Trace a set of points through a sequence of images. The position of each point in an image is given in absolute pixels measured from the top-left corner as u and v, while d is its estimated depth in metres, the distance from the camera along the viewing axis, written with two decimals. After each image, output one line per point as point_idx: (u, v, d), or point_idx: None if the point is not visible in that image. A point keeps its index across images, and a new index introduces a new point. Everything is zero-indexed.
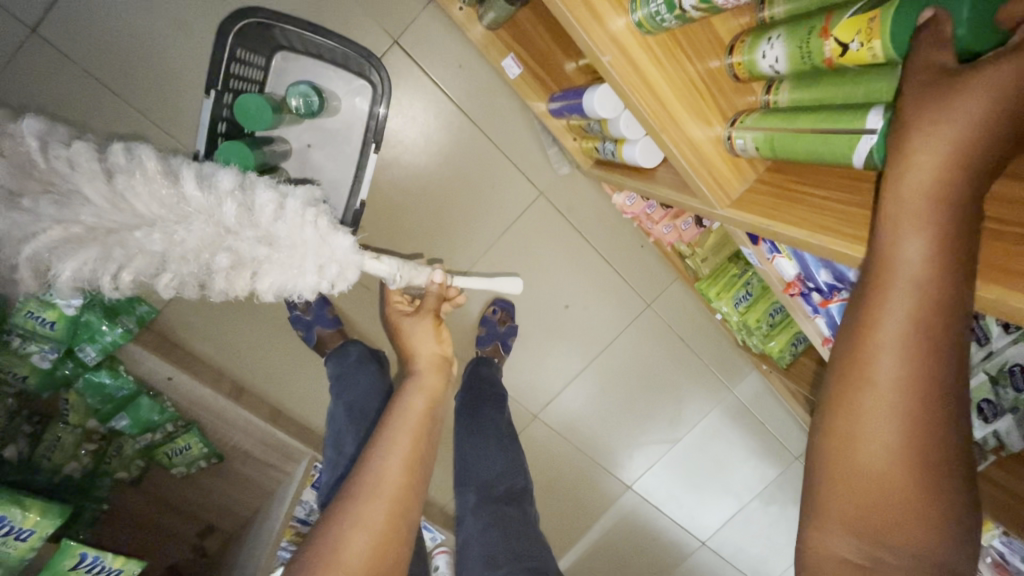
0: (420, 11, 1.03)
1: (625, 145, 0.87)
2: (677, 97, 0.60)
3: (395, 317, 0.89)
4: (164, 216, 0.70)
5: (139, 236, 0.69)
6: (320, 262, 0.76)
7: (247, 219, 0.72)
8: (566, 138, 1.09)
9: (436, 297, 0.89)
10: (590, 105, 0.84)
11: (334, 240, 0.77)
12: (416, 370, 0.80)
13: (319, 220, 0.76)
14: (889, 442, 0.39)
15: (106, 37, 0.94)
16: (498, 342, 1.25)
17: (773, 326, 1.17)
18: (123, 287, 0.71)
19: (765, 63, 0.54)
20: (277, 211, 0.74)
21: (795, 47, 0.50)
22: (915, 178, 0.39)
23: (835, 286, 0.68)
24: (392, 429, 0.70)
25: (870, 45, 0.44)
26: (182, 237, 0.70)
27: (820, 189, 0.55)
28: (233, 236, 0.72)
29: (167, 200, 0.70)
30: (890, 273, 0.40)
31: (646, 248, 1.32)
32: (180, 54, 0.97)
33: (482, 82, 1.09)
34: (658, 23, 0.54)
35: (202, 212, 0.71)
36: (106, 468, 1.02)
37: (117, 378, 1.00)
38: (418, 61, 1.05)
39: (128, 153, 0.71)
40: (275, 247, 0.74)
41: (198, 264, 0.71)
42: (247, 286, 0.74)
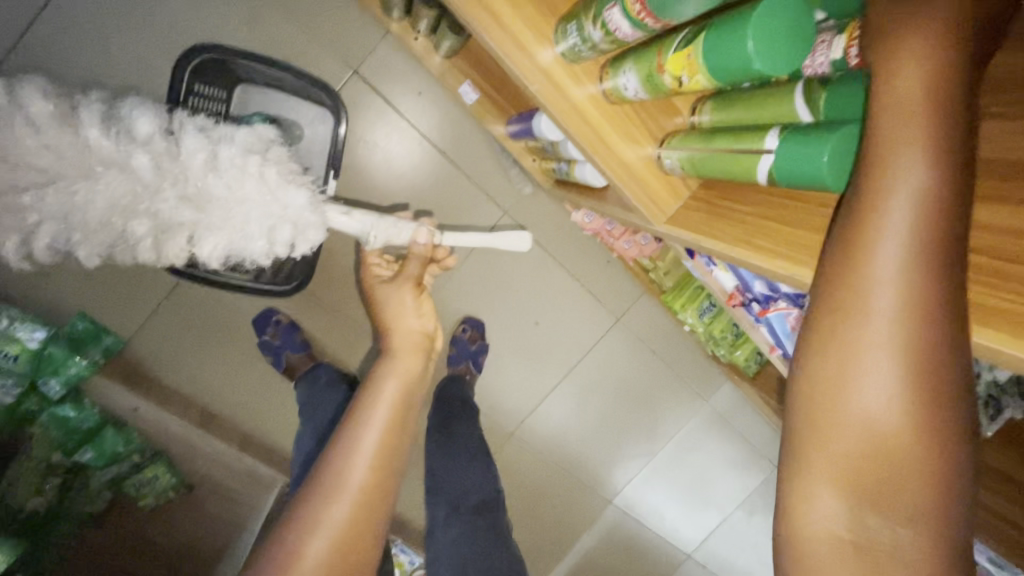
0: (379, 42, 1.07)
1: (576, 166, 0.91)
2: (605, 119, 0.63)
3: (373, 277, 0.92)
4: (63, 168, 0.73)
5: (40, 195, 0.72)
6: (269, 222, 0.81)
7: (170, 175, 0.76)
8: (526, 159, 1.11)
9: (419, 262, 0.90)
10: (540, 129, 0.87)
11: (286, 195, 0.82)
12: (394, 350, 0.84)
13: (266, 172, 0.80)
14: (886, 382, 0.34)
15: (68, 76, 0.96)
16: (470, 361, 1.25)
17: (738, 336, 1.22)
18: (38, 251, 0.76)
19: (628, 93, 0.54)
20: (210, 162, 0.78)
21: (643, 79, 0.50)
22: (905, 78, 0.34)
23: (770, 296, 0.69)
24: (362, 417, 0.73)
25: (696, 79, 0.44)
26: (85, 201, 0.73)
27: (738, 203, 0.58)
28: (152, 197, 0.75)
29: (69, 151, 0.73)
30: (866, 222, 0.35)
31: (613, 262, 1.34)
32: (143, 90, 1.00)
33: (443, 107, 1.12)
34: (577, 55, 0.56)
35: (114, 166, 0.74)
36: (71, 505, 0.99)
37: (81, 411, 1.00)
38: (379, 90, 1.09)
39: (13, 93, 0.73)
40: (204, 206, 0.78)
41: (111, 229, 0.75)
42: (182, 249, 0.79)
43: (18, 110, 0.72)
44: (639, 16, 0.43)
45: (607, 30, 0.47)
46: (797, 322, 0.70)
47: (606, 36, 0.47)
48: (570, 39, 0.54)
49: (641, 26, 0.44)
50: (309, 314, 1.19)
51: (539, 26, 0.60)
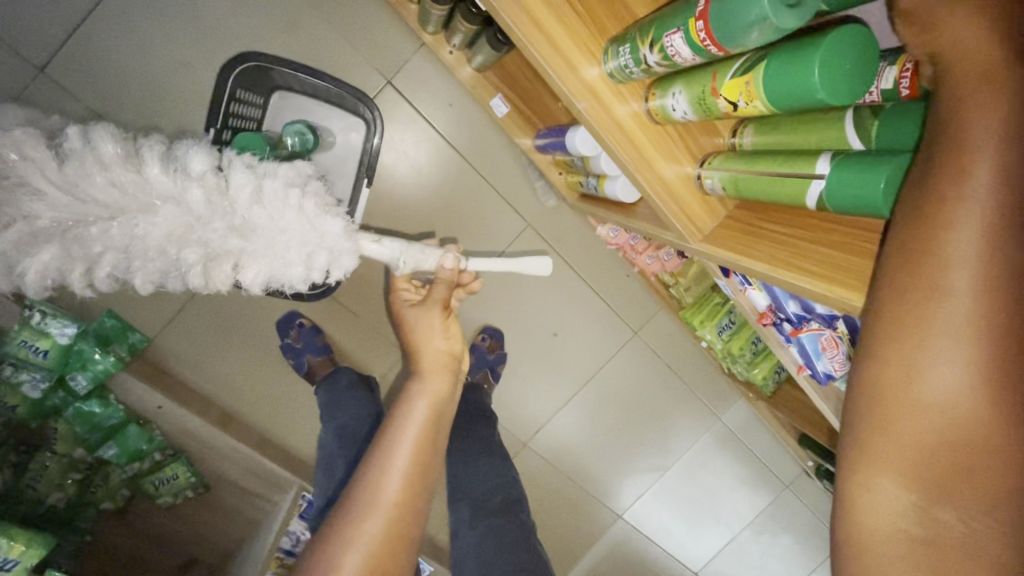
0: (413, 53, 1.09)
1: (606, 181, 0.92)
2: (648, 143, 0.64)
3: (400, 303, 0.91)
4: (122, 202, 0.71)
5: (104, 229, 0.70)
6: (305, 250, 0.77)
7: (220, 207, 0.74)
8: (552, 172, 1.13)
9: (446, 285, 0.89)
10: (573, 143, 0.89)
11: (323, 224, 0.78)
12: (422, 370, 0.83)
13: (304, 203, 0.77)
14: (951, 375, 0.37)
15: (109, 76, 0.98)
16: (488, 370, 1.26)
17: (756, 354, 1.21)
18: (96, 281, 0.72)
19: (676, 113, 0.55)
20: (255, 193, 0.75)
21: (695, 101, 0.51)
22: (964, 93, 0.37)
23: (803, 317, 0.70)
24: (391, 437, 0.73)
25: (753, 104, 0.45)
26: (144, 231, 0.71)
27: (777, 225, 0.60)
28: (203, 226, 0.73)
29: (127, 186, 0.71)
30: (929, 244, 0.38)
31: (632, 276, 1.35)
32: (182, 93, 1.01)
33: (471, 119, 1.14)
34: (627, 74, 0.57)
35: (169, 200, 0.72)
36: (93, 497, 1.02)
37: (107, 407, 1.01)
38: (410, 100, 1.10)
39: (84, 136, 0.72)
40: (249, 237, 0.75)
41: (166, 260, 0.73)
42: (228, 278, 0.75)
43: (84, 144, 0.71)
44: (698, 39, 0.44)
45: (663, 51, 0.48)
46: (829, 343, 0.70)
47: (663, 58, 0.49)
48: (621, 58, 0.56)
49: (704, 53, 0.45)
50: (331, 318, 1.20)
51: (587, 44, 0.61)
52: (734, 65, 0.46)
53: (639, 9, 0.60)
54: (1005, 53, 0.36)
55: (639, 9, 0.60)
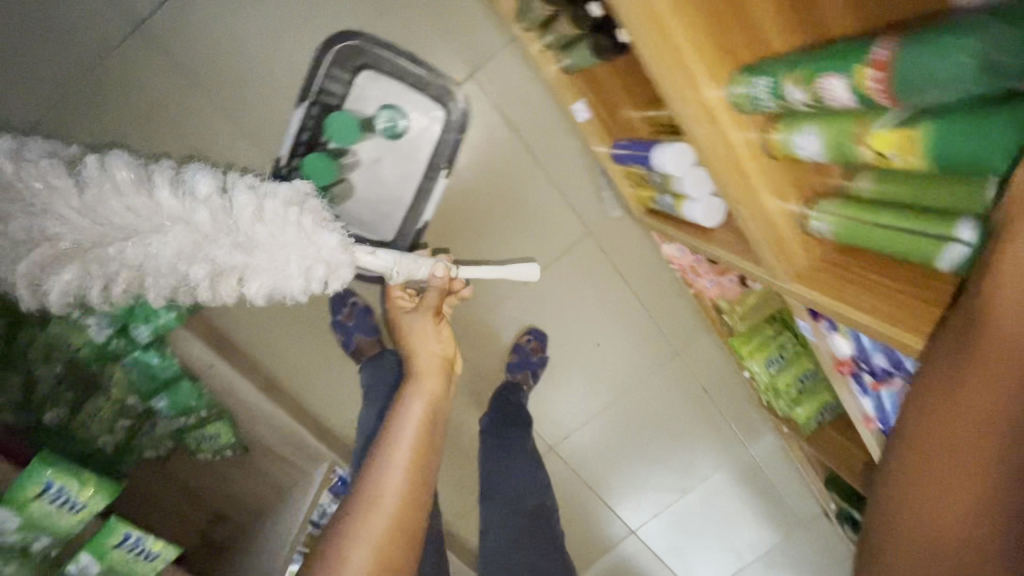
0: (501, 48, 1.07)
1: (685, 203, 0.91)
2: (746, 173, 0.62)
3: (396, 312, 0.95)
4: (136, 225, 0.70)
5: (115, 252, 0.70)
6: (305, 263, 0.76)
7: (223, 224, 0.72)
8: (623, 183, 1.11)
9: (436, 292, 0.91)
10: (659, 160, 0.87)
11: (319, 237, 0.77)
12: (417, 370, 0.86)
13: (302, 219, 0.76)
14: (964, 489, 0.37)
15: (200, 35, 0.97)
16: (528, 371, 1.26)
17: (803, 393, 1.19)
18: (113, 297, 0.73)
19: (801, 150, 0.54)
20: (256, 212, 0.74)
21: (832, 144, 0.49)
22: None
23: (889, 372, 0.66)
24: (391, 437, 0.75)
25: (908, 160, 0.44)
26: (156, 250, 0.70)
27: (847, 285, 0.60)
28: (209, 243, 0.72)
29: (141, 209, 0.70)
30: (950, 373, 0.39)
31: (683, 297, 1.33)
32: (270, 61, 0.99)
33: (548, 120, 1.12)
34: (758, 106, 0.55)
35: (178, 220, 0.71)
36: (137, 446, 1.03)
37: (164, 359, 1.03)
38: (491, 94, 1.09)
39: (102, 164, 0.71)
40: (252, 252, 0.73)
41: (176, 274, 0.73)
42: (234, 290, 0.75)
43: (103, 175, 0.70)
44: (867, 88, 0.44)
45: (817, 92, 0.48)
46: None
47: (814, 92, 0.48)
48: (755, 88, 0.54)
49: (869, 99, 0.45)
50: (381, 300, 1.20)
51: (715, 64, 0.58)
52: (886, 117, 0.45)
53: (778, 44, 0.58)
54: None
55: (778, 43, 0.58)
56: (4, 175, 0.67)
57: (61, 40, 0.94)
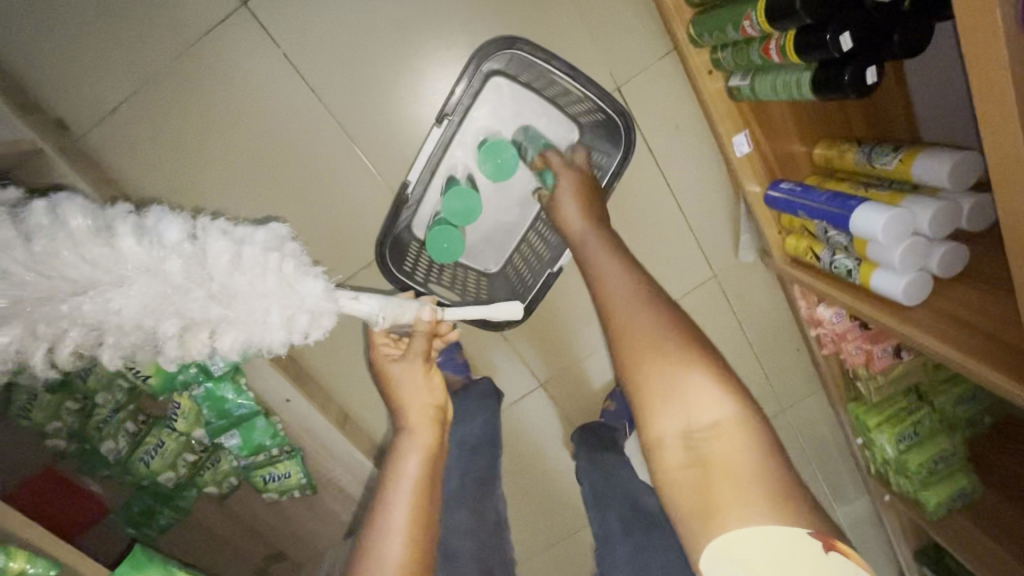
0: (655, 60, 0.90)
1: (875, 272, 0.76)
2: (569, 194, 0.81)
3: (381, 361, 0.78)
4: (98, 278, 0.52)
5: (66, 310, 0.51)
6: (285, 314, 0.59)
7: (196, 273, 0.55)
8: (771, 229, 0.96)
9: (425, 338, 0.76)
10: (857, 224, 0.72)
11: (304, 284, 0.60)
12: (406, 425, 0.72)
13: (285, 263, 0.60)
14: None
15: (309, 19, 0.79)
16: (626, 422, 1.14)
17: (933, 475, 1.07)
18: (59, 363, 0.54)
19: None
20: (234, 258, 0.57)
21: None
22: None
23: None
24: (386, 499, 0.65)
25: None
26: (119, 309, 0.52)
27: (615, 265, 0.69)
28: (180, 297, 0.54)
29: (99, 258, 0.52)
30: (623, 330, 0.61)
31: (800, 351, 1.19)
32: (389, 56, 0.82)
33: (693, 148, 0.96)
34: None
35: (144, 271, 0.53)
36: (199, 480, 0.93)
37: (239, 394, 0.88)
38: (634, 113, 0.92)
39: (52, 206, 0.53)
40: (229, 305, 0.57)
41: (142, 333, 0.55)
42: (205, 348, 0.58)
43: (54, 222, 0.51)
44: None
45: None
46: None
47: None
48: None
49: None
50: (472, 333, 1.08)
51: None
52: None
53: None
54: None
55: None
56: None
57: (141, 13, 0.77)
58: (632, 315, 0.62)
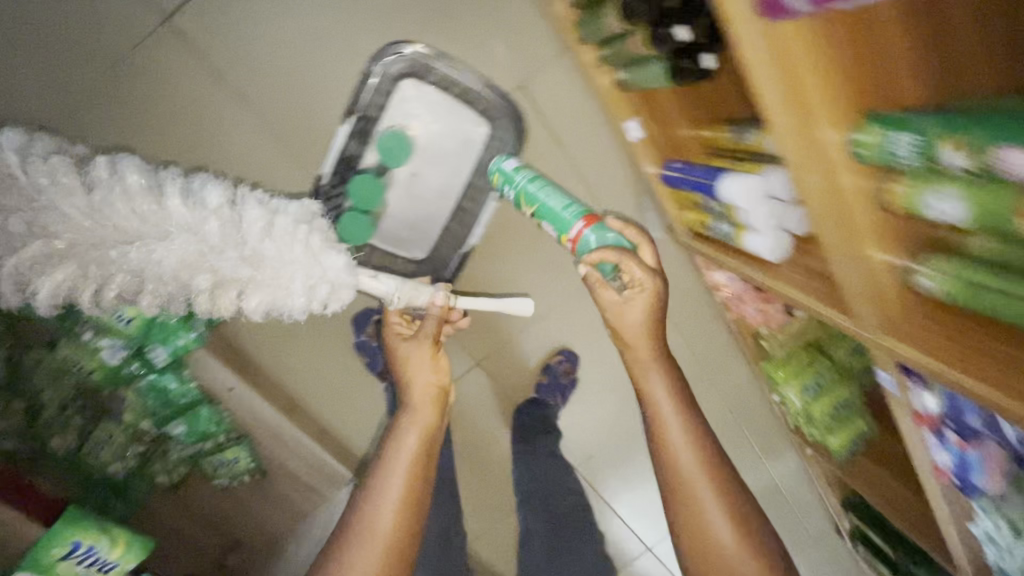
0: (552, 58, 1.00)
1: (747, 234, 0.86)
2: (641, 307, 0.72)
3: (392, 339, 0.83)
4: (144, 231, 0.72)
5: (115, 256, 0.70)
6: (309, 284, 0.75)
7: (233, 237, 0.73)
8: (669, 204, 1.06)
9: (436, 322, 0.83)
10: (724, 190, 0.83)
11: (326, 258, 0.76)
12: (410, 403, 0.77)
13: (311, 238, 0.76)
14: None
15: (232, 33, 0.88)
16: (559, 395, 1.21)
17: (835, 422, 1.16)
18: (103, 302, 0.72)
19: (933, 213, 0.50)
20: (265, 229, 0.75)
21: (980, 212, 0.46)
22: None
23: (983, 432, 0.63)
24: (383, 469, 0.71)
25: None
26: (159, 255, 0.71)
27: (656, 386, 0.72)
28: (217, 256, 0.72)
29: (147, 214, 0.72)
30: (676, 468, 0.69)
31: (717, 320, 1.31)
32: (308, 65, 0.91)
33: (596, 136, 1.06)
34: (889, 160, 0.50)
35: (185, 228, 0.72)
36: (149, 471, 0.98)
37: (182, 384, 0.96)
38: (539, 106, 1.02)
39: (111, 166, 0.75)
40: (258, 267, 0.73)
41: (178, 283, 0.72)
42: (232, 304, 0.73)
43: (115, 180, 0.73)
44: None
45: (987, 159, 0.45)
46: (996, 463, 0.64)
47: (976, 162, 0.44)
48: (894, 141, 0.49)
49: None
50: None
51: (840, 103, 0.50)
52: None
53: (905, 92, 0.52)
54: None
55: (905, 92, 0.52)
56: (10, 167, 0.71)
57: (80, 35, 0.86)
58: (697, 467, 0.68)
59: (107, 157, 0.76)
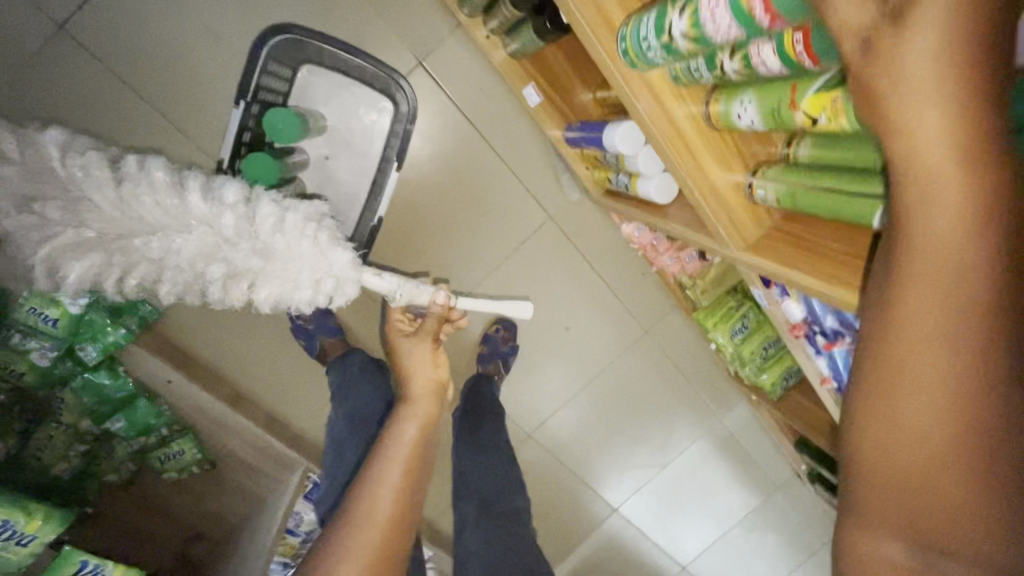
0: (446, 36, 1.07)
1: (639, 180, 0.91)
2: (928, 125, 0.36)
3: (394, 336, 0.90)
4: (166, 223, 0.72)
5: (140, 245, 0.70)
6: (316, 276, 0.75)
7: (246, 229, 0.72)
8: (579, 167, 1.13)
9: (436, 319, 0.89)
10: (611, 139, 0.86)
11: (333, 254, 0.76)
12: (409, 395, 0.83)
13: (320, 234, 0.76)
14: (933, 408, 0.40)
15: (130, 36, 0.92)
16: (500, 361, 1.24)
17: (767, 359, 1.22)
18: (126, 290, 0.72)
19: (740, 122, 0.58)
20: (277, 224, 0.73)
21: (768, 112, 0.54)
22: (924, 135, 0.36)
23: (839, 332, 0.71)
24: (384, 454, 0.73)
25: (838, 121, 0.48)
26: (178, 246, 0.70)
27: (943, 239, 0.39)
28: (229, 247, 0.72)
29: (171, 208, 0.71)
30: (910, 335, 0.41)
31: (647, 276, 1.36)
32: (208, 60, 0.96)
33: (500, 106, 1.13)
34: (643, 49, 0.58)
35: (203, 222, 0.72)
36: (95, 470, 1.00)
37: (117, 379, 0.99)
38: (440, 83, 1.09)
39: (140, 164, 0.73)
40: (269, 259, 0.73)
41: (192, 274, 0.71)
42: (243, 296, 0.73)
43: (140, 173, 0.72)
44: (794, 54, 0.47)
45: (749, 57, 0.51)
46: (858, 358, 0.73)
47: (745, 66, 0.52)
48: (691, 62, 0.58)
49: (793, 65, 0.48)
50: (341, 303, 1.20)
51: None
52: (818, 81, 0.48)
53: None
54: (974, 122, 0.36)
55: None
56: (52, 160, 0.70)
57: None
58: (941, 340, 0.39)
59: (137, 155, 0.75)
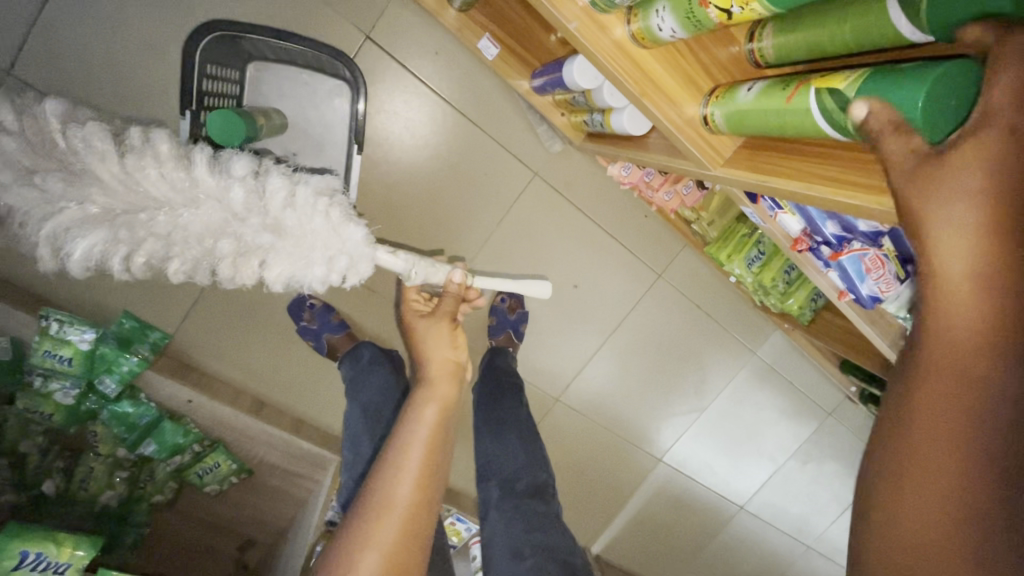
0: (388, 3, 1.01)
1: (612, 115, 0.83)
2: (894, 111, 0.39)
3: (410, 317, 0.86)
4: (172, 198, 0.66)
5: (145, 218, 0.64)
6: (328, 253, 0.71)
7: (256, 204, 0.67)
8: (555, 115, 1.08)
9: (454, 298, 0.85)
10: (571, 75, 0.81)
11: (345, 231, 0.71)
12: (427, 377, 0.78)
13: (332, 210, 0.71)
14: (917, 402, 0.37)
15: (76, 68, 0.93)
16: (510, 331, 1.22)
17: (790, 284, 1.15)
18: (132, 270, 0.65)
19: (664, 33, 0.54)
20: (288, 199, 0.68)
21: (682, 13, 0.50)
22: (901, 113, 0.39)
23: (842, 238, 0.72)
24: (402, 437, 0.69)
25: (750, 7, 0.46)
26: (186, 221, 0.65)
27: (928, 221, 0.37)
28: (238, 222, 0.67)
29: (179, 184, 0.65)
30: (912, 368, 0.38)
31: (649, 218, 1.30)
32: (155, 78, 0.96)
33: (462, 68, 1.08)
34: None
35: (212, 198, 0.66)
36: (144, 493, 1.05)
37: (139, 406, 1.02)
38: (394, 55, 1.04)
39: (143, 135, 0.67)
40: (281, 236, 0.68)
41: (202, 249, 0.66)
42: (255, 274, 0.68)
43: (144, 146, 0.65)
44: None
45: None
46: (873, 264, 0.73)
47: None
48: None
49: None
50: (342, 299, 1.19)
51: None
52: None
53: None
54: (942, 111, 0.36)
55: None
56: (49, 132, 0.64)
57: None
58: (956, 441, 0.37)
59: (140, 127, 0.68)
